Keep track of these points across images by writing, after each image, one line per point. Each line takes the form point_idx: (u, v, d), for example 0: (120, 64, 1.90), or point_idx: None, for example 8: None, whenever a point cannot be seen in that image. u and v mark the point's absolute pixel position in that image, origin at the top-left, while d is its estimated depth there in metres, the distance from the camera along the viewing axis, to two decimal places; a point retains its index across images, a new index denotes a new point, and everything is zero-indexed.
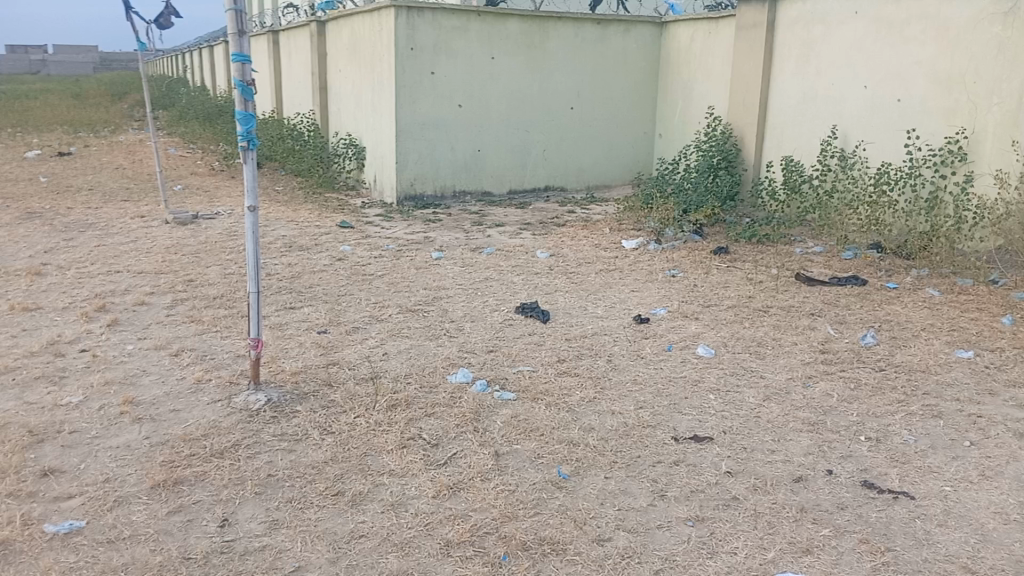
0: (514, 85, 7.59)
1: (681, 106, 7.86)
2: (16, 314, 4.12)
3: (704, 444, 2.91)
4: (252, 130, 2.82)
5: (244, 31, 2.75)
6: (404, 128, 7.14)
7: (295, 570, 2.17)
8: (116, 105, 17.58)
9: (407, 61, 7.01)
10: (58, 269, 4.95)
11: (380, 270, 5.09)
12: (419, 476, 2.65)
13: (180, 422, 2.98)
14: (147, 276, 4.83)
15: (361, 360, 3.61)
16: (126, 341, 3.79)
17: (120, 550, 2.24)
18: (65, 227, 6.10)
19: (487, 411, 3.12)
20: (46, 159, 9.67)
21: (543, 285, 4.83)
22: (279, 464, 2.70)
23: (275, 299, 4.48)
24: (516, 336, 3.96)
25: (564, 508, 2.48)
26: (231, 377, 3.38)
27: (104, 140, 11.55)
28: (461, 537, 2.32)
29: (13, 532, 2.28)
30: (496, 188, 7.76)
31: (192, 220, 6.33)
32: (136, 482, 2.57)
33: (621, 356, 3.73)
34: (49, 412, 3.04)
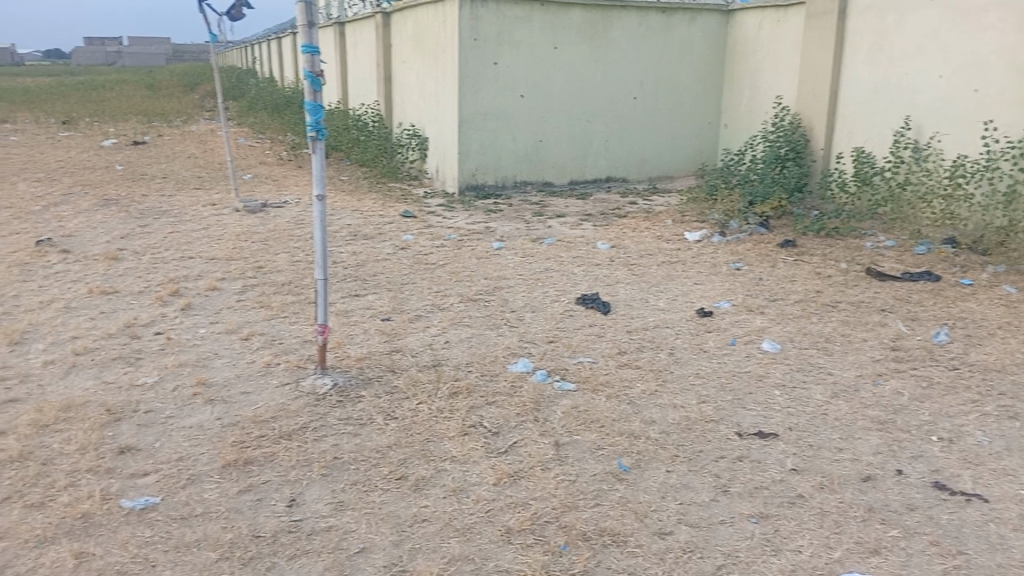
0: (576, 75, 7.55)
1: (748, 96, 7.71)
2: (95, 297, 4.29)
3: (769, 441, 2.86)
4: (321, 120, 2.87)
5: (314, 23, 2.80)
6: (466, 119, 7.17)
7: (359, 551, 2.21)
8: (187, 96, 18.07)
9: (471, 52, 7.03)
10: (134, 255, 5.13)
11: (442, 259, 5.14)
12: (481, 463, 2.68)
13: (250, 404, 3.06)
14: (218, 262, 4.97)
15: (423, 347, 3.65)
16: (199, 324, 3.91)
17: (192, 526, 2.31)
18: (140, 214, 6.31)
19: (548, 401, 3.13)
20: (122, 148, 10.02)
21: (604, 276, 4.80)
22: (344, 447, 2.76)
23: (340, 286, 4.56)
24: (577, 327, 3.96)
25: (625, 500, 2.47)
26: (299, 361, 3.46)
27: (177, 130, 11.91)
28: (522, 525, 2.33)
29: (93, 506, 2.38)
30: (557, 178, 7.74)
31: (261, 208, 6.48)
32: (208, 462, 2.66)
33: (683, 349, 3.69)
34: (126, 392, 3.15)
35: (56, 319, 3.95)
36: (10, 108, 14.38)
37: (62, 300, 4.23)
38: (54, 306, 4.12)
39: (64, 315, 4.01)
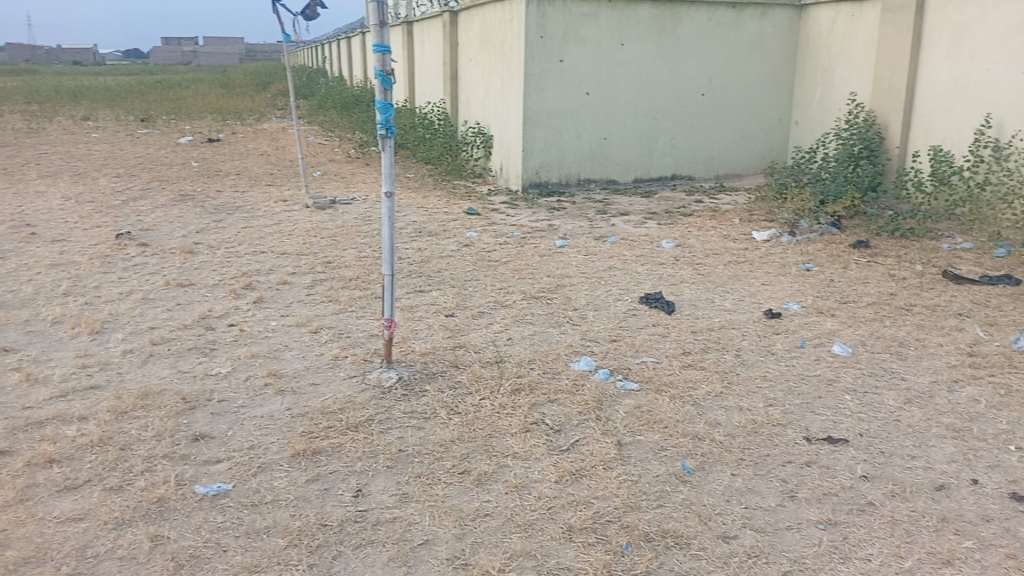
0: (643, 71, 7.48)
1: (821, 93, 7.53)
2: (172, 289, 4.43)
3: (839, 446, 2.79)
4: (391, 118, 2.91)
5: (385, 22, 2.83)
6: (532, 116, 7.18)
7: (423, 543, 2.25)
8: (260, 94, 18.56)
9: (537, 49, 7.03)
10: (209, 248, 5.29)
11: (505, 257, 5.16)
12: (542, 460, 2.68)
13: (318, 396, 3.13)
14: (289, 257, 5.10)
15: (486, 343, 3.68)
16: (270, 317, 4.01)
17: (262, 513, 2.38)
18: (215, 209, 6.51)
19: (610, 400, 3.11)
20: (197, 145, 10.34)
21: (668, 276, 4.76)
22: (409, 440, 2.80)
23: (406, 282, 4.62)
24: (640, 326, 3.93)
25: (689, 502, 2.45)
26: (366, 355, 3.53)
27: (250, 127, 12.23)
28: (584, 523, 2.33)
29: (167, 491, 2.46)
30: (621, 176, 7.69)
31: (330, 205, 6.61)
32: (278, 450, 2.73)
33: (750, 351, 3.63)
34: (201, 381, 3.26)
35: (135, 310, 4.11)
36: (95, 107, 14.98)
37: (140, 292, 4.39)
38: (132, 298, 4.28)
39: (143, 306, 4.16)
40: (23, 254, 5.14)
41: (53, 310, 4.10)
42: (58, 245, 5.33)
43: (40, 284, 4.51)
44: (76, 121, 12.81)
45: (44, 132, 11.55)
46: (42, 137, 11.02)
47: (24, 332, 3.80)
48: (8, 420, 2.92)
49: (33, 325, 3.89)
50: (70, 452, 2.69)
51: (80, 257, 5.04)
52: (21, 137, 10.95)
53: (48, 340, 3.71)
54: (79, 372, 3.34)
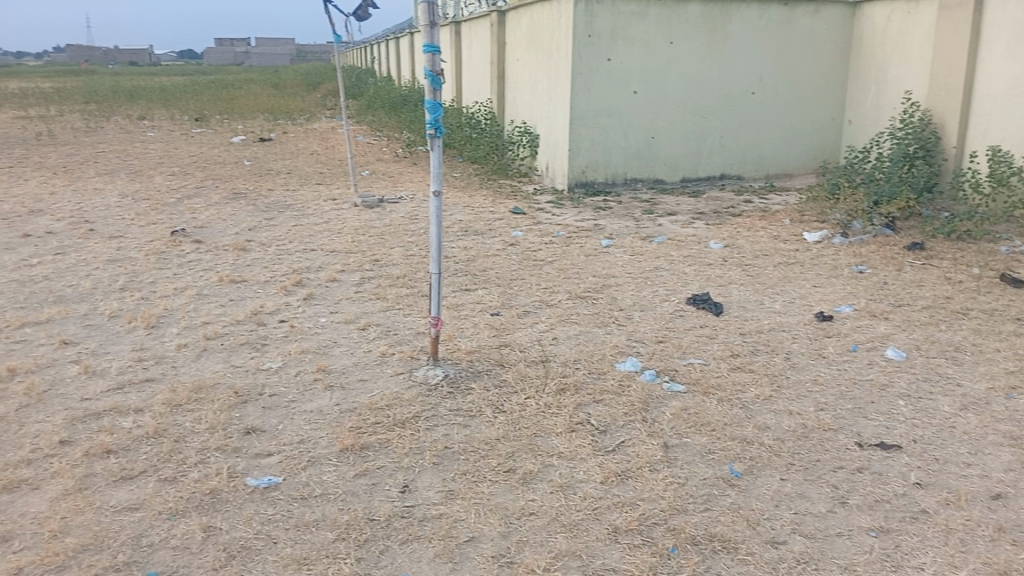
0: (692, 69, 7.40)
1: (875, 92, 7.37)
2: (225, 285, 4.53)
3: (891, 453, 2.73)
4: (440, 118, 2.93)
5: (435, 22, 2.85)
6: (579, 115, 7.16)
7: (468, 540, 2.26)
8: (311, 94, 18.82)
9: (585, 48, 7.01)
10: (261, 246, 5.40)
11: (551, 256, 5.16)
12: (588, 461, 2.67)
13: (366, 392, 3.17)
14: (338, 255, 5.17)
15: (532, 343, 3.68)
16: (319, 314, 4.07)
17: (311, 506, 2.42)
18: (266, 207, 6.62)
19: (656, 402, 3.09)
20: (249, 144, 10.54)
21: (716, 276, 4.70)
22: (454, 437, 2.81)
23: (452, 281, 4.64)
24: (688, 327, 3.90)
25: (736, 506, 2.42)
26: (412, 352, 3.56)
27: (300, 127, 12.42)
28: (629, 525, 2.32)
29: (220, 483, 2.52)
30: (668, 176, 7.63)
31: (378, 203, 6.69)
32: (327, 445, 2.77)
33: (800, 354, 3.57)
34: (253, 375, 3.33)
35: (190, 305, 4.20)
36: (151, 106, 15.36)
37: (195, 287, 4.49)
38: (187, 293, 4.38)
39: (197, 301, 4.26)
40: (83, 249, 5.30)
41: (111, 304, 4.22)
42: (116, 241, 5.49)
43: (98, 279, 4.65)
44: (133, 121, 13.16)
45: (104, 131, 11.90)
46: (101, 136, 11.35)
47: (83, 326, 3.92)
48: (68, 411, 3.01)
49: (92, 319, 4.01)
50: (126, 443, 2.77)
51: (136, 253, 5.18)
52: (81, 136, 11.28)
53: (106, 334, 3.82)
54: (136, 366, 3.43)
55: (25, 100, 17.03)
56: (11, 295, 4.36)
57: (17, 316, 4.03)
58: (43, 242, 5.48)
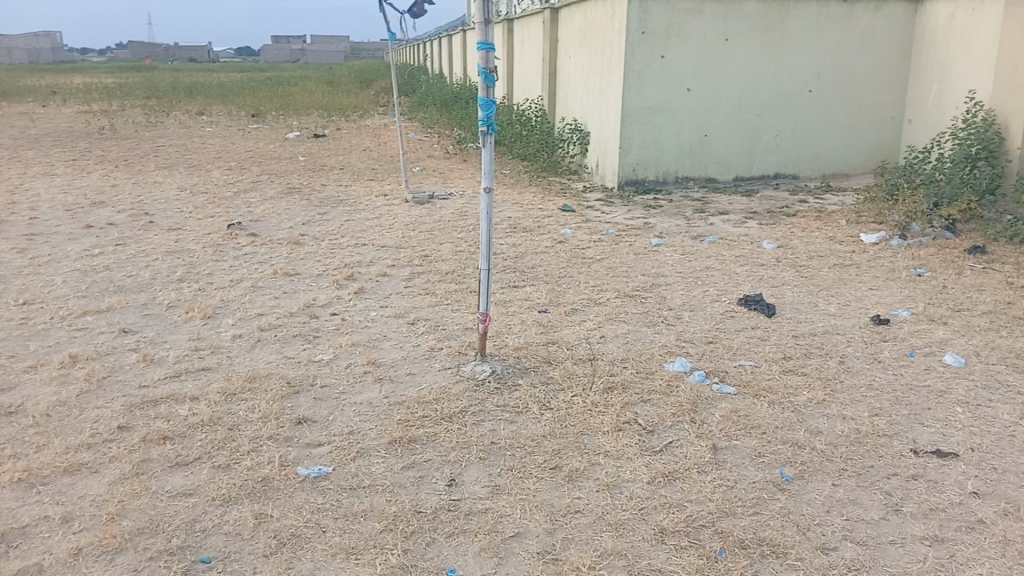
0: (748, 67, 7.30)
1: (938, 90, 7.16)
2: (279, 278, 4.61)
3: (948, 460, 2.66)
4: (492, 115, 2.94)
5: (489, 20, 2.85)
6: (630, 112, 7.12)
7: (514, 535, 2.27)
8: (364, 92, 19.02)
9: (638, 45, 6.96)
10: (314, 240, 5.48)
11: (600, 254, 5.14)
12: (634, 460, 2.66)
13: (414, 385, 3.20)
14: (389, 250, 5.22)
15: (580, 341, 3.67)
16: (370, 308, 4.12)
17: (360, 497, 2.45)
18: (319, 202, 6.72)
19: (705, 403, 3.06)
20: (304, 140, 10.71)
21: (769, 277, 4.63)
22: (501, 433, 2.83)
23: (500, 278, 4.66)
24: (739, 328, 3.85)
25: (786, 511, 2.38)
26: (460, 347, 3.58)
27: (353, 123, 12.57)
28: (676, 526, 2.30)
29: (272, 472, 2.57)
30: (721, 174, 7.54)
31: (428, 200, 6.73)
32: (376, 437, 2.80)
33: (855, 358, 3.49)
34: (305, 367, 3.39)
35: (245, 297, 4.29)
36: (210, 102, 15.72)
37: (250, 279, 4.58)
38: (243, 285, 4.48)
39: (252, 293, 4.35)
40: (143, 241, 5.45)
41: (169, 295, 4.33)
42: (175, 233, 5.63)
43: (157, 270, 4.77)
44: (192, 116, 13.47)
45: (164, 126, 12.21)
46: (161, 131, 11.64)
47: (142, 315, 4.03)
48: (127, 397, 3.10)
49: (151, 309, 4.12)
50: (182, 430, 2.84)
51: (194, 246, 5.31)
52: (143, 131, 11.59)
53: (164, 323, 3.93)
54: (192, 355, 3.52)
55: (90, 95, 17.56)
56: (74, 284, 4.51)
57: (80, 305, 4.16)
58: (105, 233, 5.65)
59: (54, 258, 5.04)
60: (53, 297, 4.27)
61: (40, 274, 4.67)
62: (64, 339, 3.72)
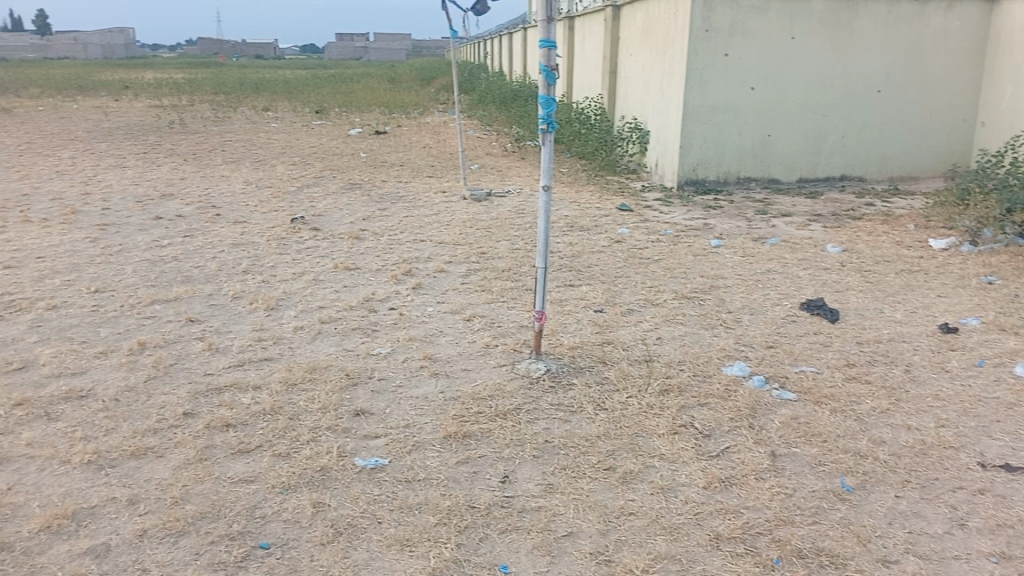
0: (814, 66, 7.13)
1: (1014, 92, 6.91)
2: (340, 272, 4.69)
3: (1017, 475, 2.57)
4: (552, 113, 2.94)
5: (552, 17, 2.84)
6: (692, 111, 7.04)
7: (567, 535, 2.26)
8: (425, 89, 19.21)
9: (701, 43, 6.87)
10: (373, 235, 5.56)
11: (657, 254, 5.09)
12: (690, 464, 2.63)
13: (470, 381, 3.23)
14: (446, 246, 5.26)
15: (636, 341, 3.65)
16: (427, 303, 4.16)
17: (415, 489, 2.48)
18: (380, 198, 6.81)
19: (764, 409, 3.00)
20: (365, 136, 10.85)
21: (833, 282, 4.53)
22: (555, 431, 2.82)
23: (556, 276, 4.65)
24: (800, 333, 3.77)
25: (846, 521, 2.33)
26: (516, 345, 3.59)
27: (414, 120, 12.69)
28: (732, 532, 2.27)
29: (330, 462, 2.62)
30: (784, 175, 7.40)
31: (486, 197, 6.76)
32: (432, 431, 2.83)
33: (921, 366, 3.39)
34: (363, 360, 3.44)
35: (306, 290, 4.37)
36: (275, 98, 16.06)
37: (311, 273, 4.67)
38: (304, 278, 4.57)
39: (313, 286, 4.43)
40: (210, 233, 5.59)
41: (234, 286, 4.44)
42: (240, 226, 5.77)
43: (222, 262, 4.89)
44: (258, 112, 13.78)
45: (231, 121, 12.52)
46: (228, 126, 11.93)
47: (208, 305, 4.14)
48: (192, 384, 3.19)
49: (216, 299, 4.23)
50: (245, 418, 2.91)
51: (258, 238, 5.43)
52: (211, 126, 11.92)
53: (229, 313, 4.03)
54: (255, 345, 3.61)
55: (162, 90, 18.11)
56: (144, 274, 4.65)
57: (149, 294, 4.29)
58: (174, 225, 5.83)
59: (125, 247, 5.21)
60: (123, 286, 4.42)
61: (112, 263, 4.84)
62: (133, 326, 3.84)
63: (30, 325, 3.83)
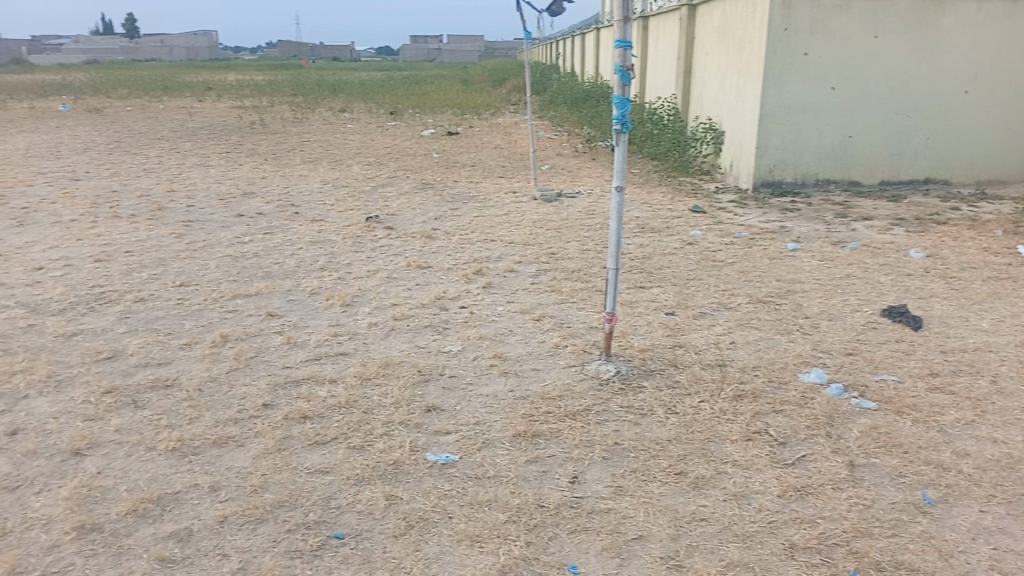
0: (899, 66, 6.90)
1: None
2: (413, 270, 4.77)
3: None
4: (627, 113, 2.92)
5: (629, 17, 2.82)
6: (769, 112, 6.89)
7: (637, 538, 2.25)
8: (497, 90, 19.31)
9: (780, 42, 6.71)
10: (445, 234, 5.62)
11: (731, 257, 5.01)
12: (764, 472, 2.58)
13: (540, 381, 3.24)
14: (517, 246, 5.28)
15: (708, 345, 3.60)
16: (497, 302, 4.19)
17: (485, 486, 2.50)
18: (451, 198, 6.88)
19: (842, 418, 2.93)
20: (438, 137, 10.98)
21: (916, 288, 4.38)
22: (625, 434, 2.81)
23: (627, 278, 4.62)
24: (881, 341, 3.66)
25: (927, 535, 2.25)
26: (585, 346, 3.58)
27: (485, 121, 12.77)
28: (808, 542, 2.22)
29: (403, 456, 2.66)
30: (865, 177, 7.20)
31: (556, 197, 6.76)
32: (501, 429, 2.85)
33: (1010, 377, 3.25)
34: (434, 357, 3.49)
35: (380, 287, 4.46)
36: (351, 100, 16.38)
37: (385, 270, 4.75)
38: (378, 275, 4.65)
39: (386, 284, 4.51)
40: (289, 231, 5.75)
41: (311, 282, 4.56)
42: (318, 225, 5.91)
43: (300, 258, 5.02)
44: (335, 113, 14.08)
45: (309, 122, 12.83)
46: (306, 127, 12.24)
47: (287, 300, 4.26)
48: (272, 377, 3.29)
49: (294, 294, 4.35)
50: (321, 411, 2.98)
51: (335, 236, 5.55)
52: (290, 126, 12.25)
53: (307, 308, 4.14)
54: (332, 340, 3.69)
55: (244, 91, 18.66)
56: (226, 269, 4.81)
57: (231, 288, 4.44)
58: (255, 222, 6.01)
59: (208, 243, 5.40)
60: (207, 281, 4.58)
61: (196, 259, 5.02)
62: (216, 320, 3.98)
63: (119, 316, 4.00)
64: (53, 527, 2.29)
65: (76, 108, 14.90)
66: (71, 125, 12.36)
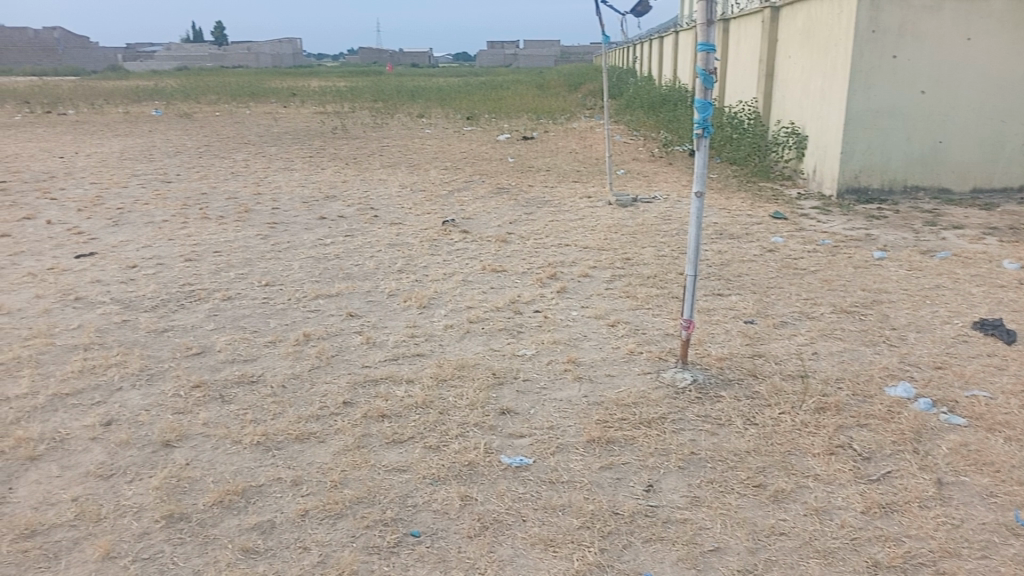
0: (993, 68, 6.62)
1: None
2: (488, 274, 4.81)
3: None
4: (709, 118, 2.88)
5: (712, 20, 2.78)
6: (855, 116, 6.68)
7: (714, 549, 2.22)
8: (573, 95, 19.29)
9: (868, 45, 6.49)
10: (520, 238, 5.65)
11: (813, 265, 4.88)
12: (847, 487, 2.51)
13: (614, 387, 3.22)
14: (591, 251, 5.27)
15: (789, 355, 3.52)
16: (572, 307, 4.19)
17: (559, 491, 2.51)
18: (526, 203, 6.92)
19: (930, 433, 2.82)
20: (514, 142, 11.04)
21: (1011, 300, 4.19)
22: (702, 444, 2.77)
23: (704, 285, 4.56)
24: (972, 355, 3.51)
25: (1021, 558, 2.15)
26: (661, 353, 3.55)
27: (562, 126, 12.77)
28: (893, 560, 2.15)
29: (478, 457, 2.69)
30: (956, 184, 6.93)
31: (632, 203, 6.72)
32: (575, 434, 2.85)
33: None
34: (509, 360, 3.51)
35: (456, 290, 4.51)
36: (429, 105, 16.64)
37: (461, 273, 4.81)
38: (454, 278, 4.72)
39: (462, 287, 4.56)
40: (368, 233, 5.88)
41: (390, 284, 4.64)
42: (396, 228, 6.03)
43: (379, 261, 5.13)
44: (413, 118, 14.31)
45: (388, 127, 13.08)
46: (386, 132, 12.47)
47: (366, 301, 4.36)
48: (351, 375, 3.37)
49: (373, 295, 4.44)
50: (398, 410, 3.04)
51: (412, 240, 5.65)
52: (370, 131, 12.51)
53: (385, 309, 4.23)
54: (409, 341, 3.76)
55: (326, 97, 19.15)
56: (309, 270, 4.95)
57: (314, 288, 4.57)
58: (335, 225, 6.16)
59: (292, 245, 5.56)
60: (291, 281, 4.73)
61: (280, 260, 5.18)
62: (299, 319, 4.10)
63: (208, 314, 4.17)
64: (144, 515, 2.40)
65: (168, 113, 15.59)
66: (164, 129, 12.91)
